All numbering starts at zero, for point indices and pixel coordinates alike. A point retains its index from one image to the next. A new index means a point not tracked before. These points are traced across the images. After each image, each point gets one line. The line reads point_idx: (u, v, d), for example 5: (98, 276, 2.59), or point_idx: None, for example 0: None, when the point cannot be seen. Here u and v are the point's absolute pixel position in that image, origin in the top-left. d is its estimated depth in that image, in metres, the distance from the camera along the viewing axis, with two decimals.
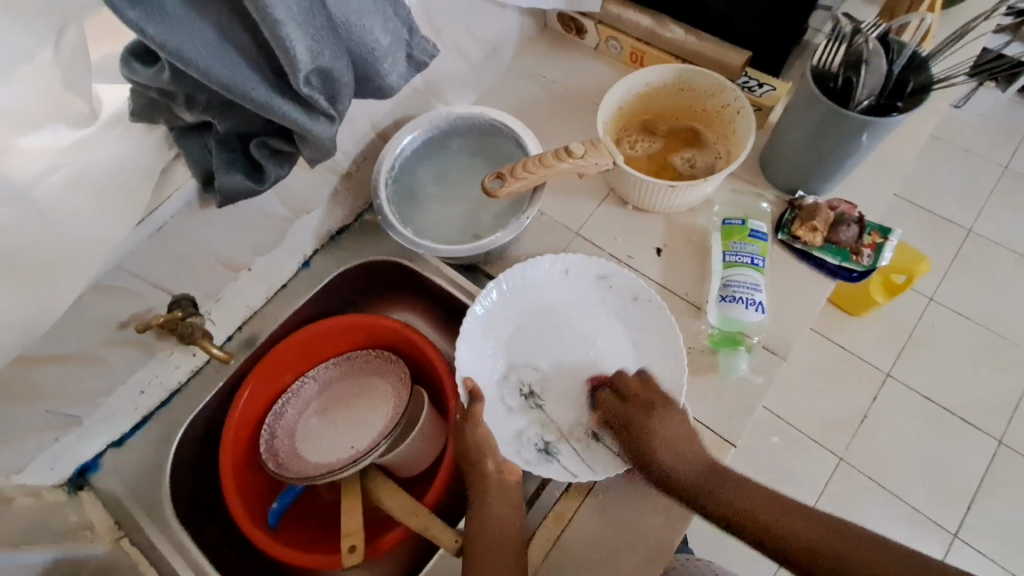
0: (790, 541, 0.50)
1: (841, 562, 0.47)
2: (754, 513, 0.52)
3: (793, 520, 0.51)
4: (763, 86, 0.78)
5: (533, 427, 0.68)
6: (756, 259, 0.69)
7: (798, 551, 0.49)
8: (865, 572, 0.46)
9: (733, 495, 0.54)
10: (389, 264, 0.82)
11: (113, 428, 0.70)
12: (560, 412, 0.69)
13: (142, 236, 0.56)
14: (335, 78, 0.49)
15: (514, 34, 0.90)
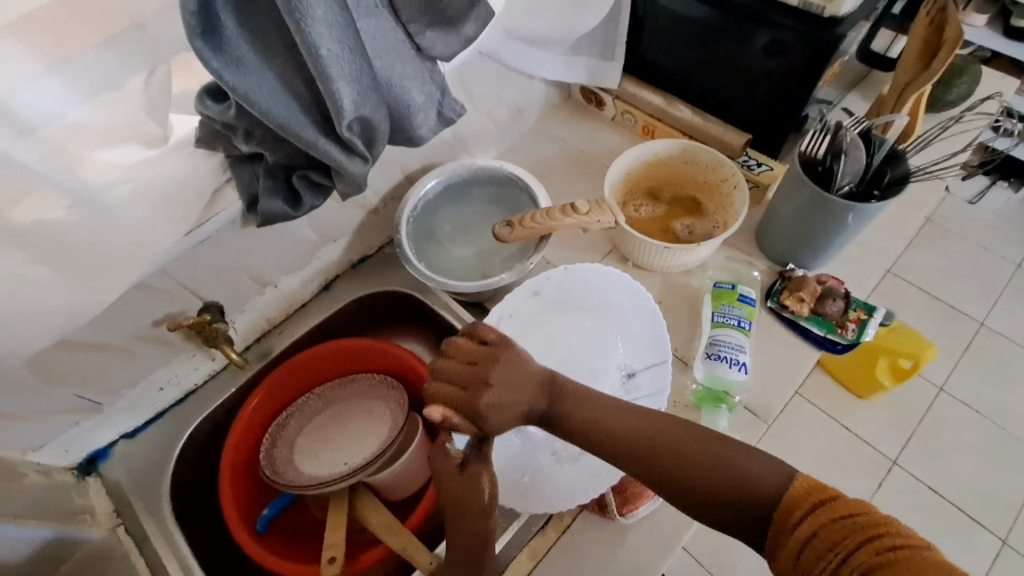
0: (697, 464, 0.48)
1: (739, 482, 0.46)
2: (646, 446, 0.50)
3: (675, 440, 0.50)
4: (761, 166, 0.85)
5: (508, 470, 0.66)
6: (742, 322, 0.74)
7: (697, 494, 0.48)
8: (761, 494, 0.45)
9: (651, 441, 0.50)
10: (402, 295, 0.88)
11: (128, 420, 0.75)
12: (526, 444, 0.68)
13: (187, 245, 0.64)
14: (374, 127, 0.58)
15: (539, 101, 1.00)
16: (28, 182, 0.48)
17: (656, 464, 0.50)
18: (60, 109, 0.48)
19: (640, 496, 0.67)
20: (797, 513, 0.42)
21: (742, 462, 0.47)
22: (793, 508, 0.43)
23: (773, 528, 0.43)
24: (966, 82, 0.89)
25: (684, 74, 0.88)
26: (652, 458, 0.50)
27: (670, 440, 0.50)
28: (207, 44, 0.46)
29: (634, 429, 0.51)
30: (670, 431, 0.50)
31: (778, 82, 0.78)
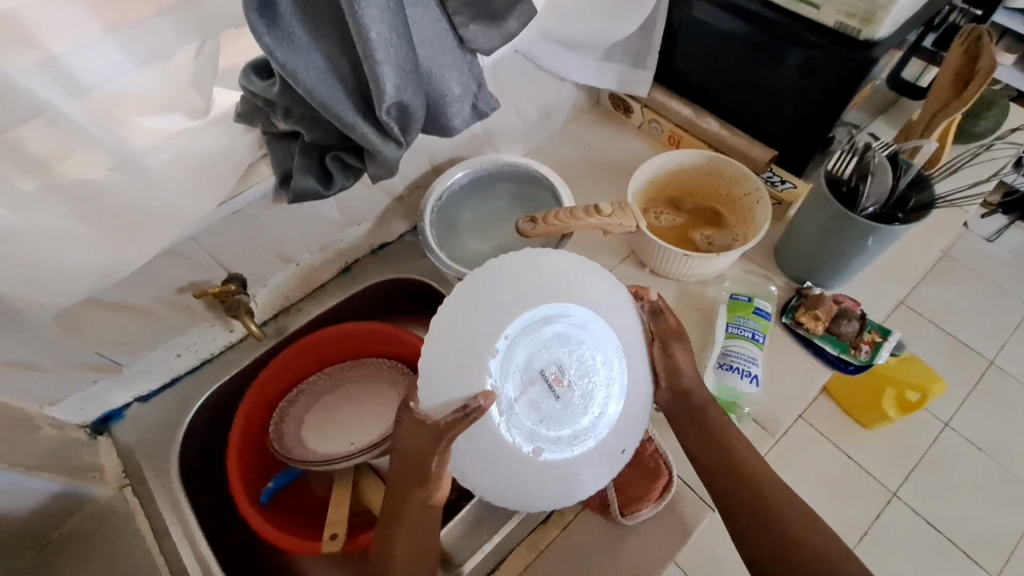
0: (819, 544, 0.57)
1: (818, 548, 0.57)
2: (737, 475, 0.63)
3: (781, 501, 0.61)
4: (785, 183, 0.86)
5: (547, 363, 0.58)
6: (757, 335, 0.74)
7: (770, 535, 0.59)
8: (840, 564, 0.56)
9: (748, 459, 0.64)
10: (418, 283, 0.89)
11: (144, 383, 0.76)
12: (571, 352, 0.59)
13: (220, 215, 0.66)
14: (410, 112, 0.59)
15: (568, 104, 1.01)
16: (79, 139, 0.51)
17: (755, 512, 0.61)
18: (113, 75, 0.50)
19: (642, 498, 0.67)
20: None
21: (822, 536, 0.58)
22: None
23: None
24: (995, 116, 0.89)
25: (715, 87, 0.89)
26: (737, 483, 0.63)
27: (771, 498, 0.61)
28: (261, 19, 0.47)
29: (769, 500, 0.61)
30: (780, 503, 0.61)
31: (808, 101, 0.79)
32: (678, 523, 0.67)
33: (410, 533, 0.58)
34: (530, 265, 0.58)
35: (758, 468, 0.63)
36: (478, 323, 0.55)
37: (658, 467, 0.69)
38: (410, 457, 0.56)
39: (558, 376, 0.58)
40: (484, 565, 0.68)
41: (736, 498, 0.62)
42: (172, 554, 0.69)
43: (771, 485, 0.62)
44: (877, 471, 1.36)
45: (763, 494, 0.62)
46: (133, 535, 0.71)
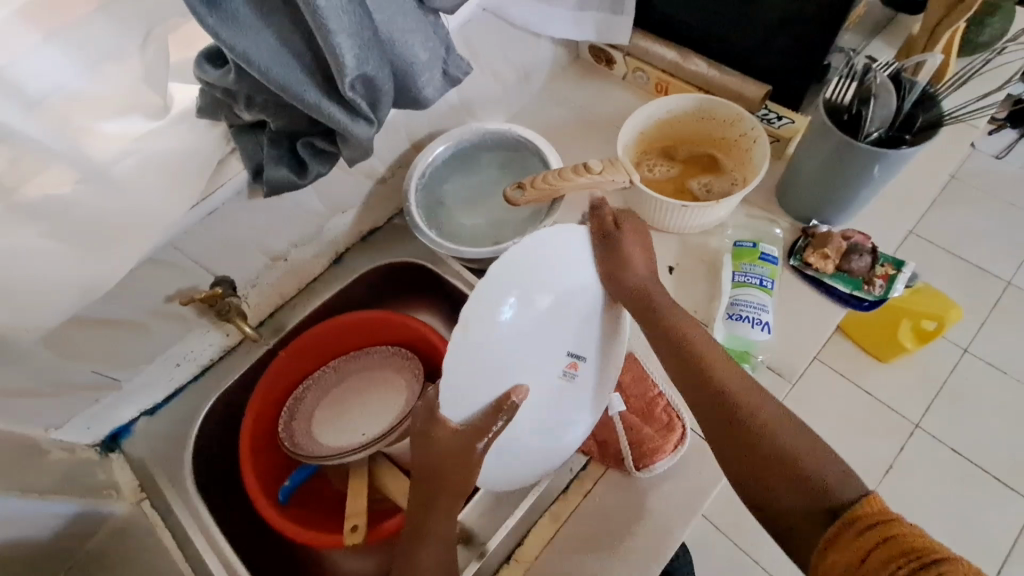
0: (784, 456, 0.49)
1: (792, 479, 0.48)
2: (732, 407, 0.54)
3: (790, 438, 0.50)
4: (782, 119, 0.82)
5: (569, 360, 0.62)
6: (765, 281, 0.71)
7: (750, 459, 0.51)
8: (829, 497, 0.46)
9: (742, 402, 0.53)
10: (412, 265, 0.87)
11: (147, 397, 0.75)
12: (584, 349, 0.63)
13: (194, 218, 0.63)
14: (377, 85, 0.55)
15: (547, 62, 0.96)
16: (41, 154, 0.51)
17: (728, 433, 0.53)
18: (64, 80, 0.51)
19: (659, 450, 0.66)
20: (862, 521, 0.43)
21: (807, 464, 0.49)
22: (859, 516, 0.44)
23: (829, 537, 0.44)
24: (1002, 20, 0.83)
25: (698, 25, 0.84)
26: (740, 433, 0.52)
27: (786, 437, 0.51)
28: (200, 1, 0.45)
29: (747, 420, 0.53)
30: (762, 412, 0.53)
31: (799, 28, 0.74)
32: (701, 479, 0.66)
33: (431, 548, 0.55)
34: (534, 266, 0.55)
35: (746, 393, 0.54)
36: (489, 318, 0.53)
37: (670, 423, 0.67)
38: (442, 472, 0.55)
39: (574, 362, 0.63)
40: (506, 542, 0.66)
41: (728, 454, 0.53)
42: (197, 561, 0.68)
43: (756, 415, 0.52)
44: (898, 406, 1.34)
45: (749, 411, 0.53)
46: (156, 547, 0.70)
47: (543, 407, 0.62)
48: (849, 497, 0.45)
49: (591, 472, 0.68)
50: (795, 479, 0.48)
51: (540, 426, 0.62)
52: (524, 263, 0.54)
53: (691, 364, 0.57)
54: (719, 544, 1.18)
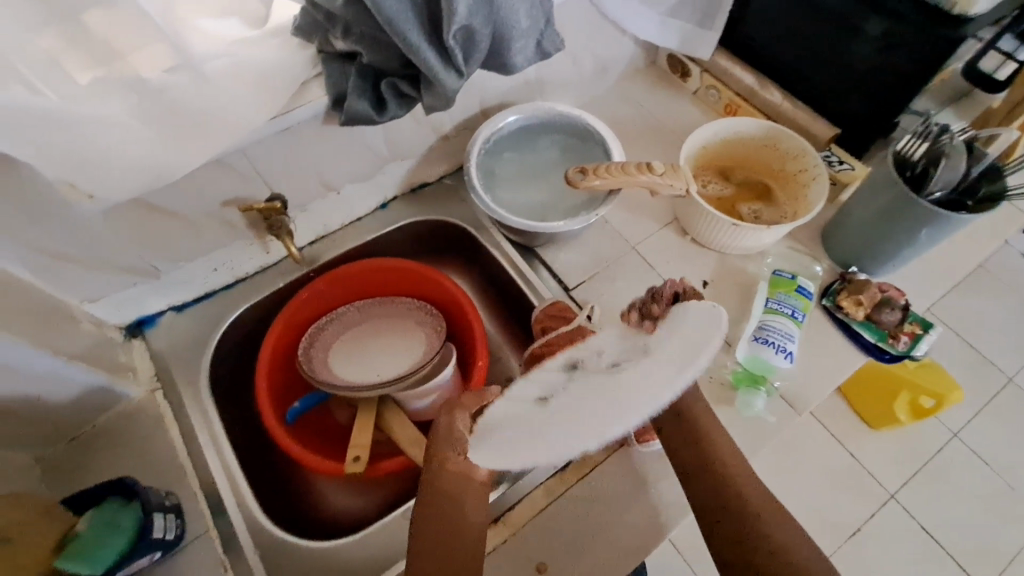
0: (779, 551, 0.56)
1: (794, 571, 0.54)
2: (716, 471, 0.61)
3: (759, 507, 0.59)
4: (843, 164, 0.82)
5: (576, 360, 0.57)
6: (796, 313, 0.72)
7: (735, 536, 0.58)
8: None
9: (720, 491, 0.60)
10: (455, 227, 0.88)
11: (179, 293, 0.77)
12: (587, 347, 0.60)
13: (270, 130, 0.64)
14: (475, 41, 0.58)
15: (624, 61, 0.98)
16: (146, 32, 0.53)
17: (719, 479, 0.61)
18: None
19: None
20: None
21: (802, 552, 0.55)
22: None
23: None
24: None
25: (782, 56, 0.85)
26: (721, 502, 0.60)
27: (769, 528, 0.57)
28: None
29: (741, 507, 0.59)
30: (751, 499, 0.59)
31: (884, 79, 0.75)
32: None
33: (434, 510, 0.54)
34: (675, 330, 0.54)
35: (733, 470, 0.61)
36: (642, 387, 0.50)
37: None
38: (463, 483, 0.55)
39: (579, 358, 0.58)
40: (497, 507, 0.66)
41: (706, 507, 0.61)
42: (196, 459, 0.70)
43: (755, 503, 0.59)
44: (878, 472, 1.37)
45: (737, 488, 0.60)
46: (160, 438, 0.71)
47: (527, 396, 0.55)
48: None
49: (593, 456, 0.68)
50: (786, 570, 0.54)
51: (500, 398, 0.56)
52: (667, 340, 0.53)
53: (693, 439, 0.63)
54: (677, 567, 1.20)
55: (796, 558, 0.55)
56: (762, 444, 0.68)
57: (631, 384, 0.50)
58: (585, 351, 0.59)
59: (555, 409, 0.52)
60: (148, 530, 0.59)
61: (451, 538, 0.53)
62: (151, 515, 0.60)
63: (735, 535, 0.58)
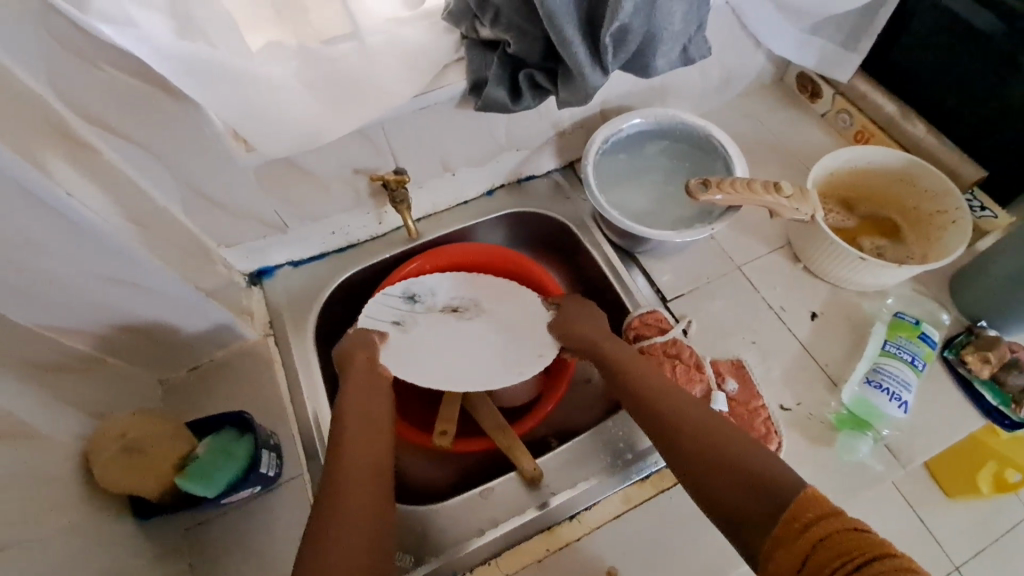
0: (706, 457, 0.50)
1: (740, 482, 0.47)
2: (671, 411, 0.56)
3: (711, 431, 0.52)
4: (985, 211, 0.77)
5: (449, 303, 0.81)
6: (916, 361, 0.69)
7: (696, 463, 0.51)
8: (773, 490, 0.45)
9: (666, 419, 0.56)
10: (558, 222, 0.89)
11: (298, 250, 0.81)
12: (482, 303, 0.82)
13: (411, 107, 0.67)
14: (628, 41, 0.58)
15: (751, 75, 0.95)
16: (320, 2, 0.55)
17: (684, 430, 0.54)
18: None
19: None
20: (802, 522, 0.41)
21: (753, 457, 0.48)
22: (796, 515, 0.42)
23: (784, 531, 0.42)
24: None
25: (934, 87, 0.80)
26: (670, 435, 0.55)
27: (730, 448, 0.50)
28: None
29: (693, 435, 0.53)
30: (738, 442, 0.50)
31: None
32: None
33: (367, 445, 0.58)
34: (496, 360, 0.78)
35: (701, 419, 0.54)
36: (472, 352, 0.79)
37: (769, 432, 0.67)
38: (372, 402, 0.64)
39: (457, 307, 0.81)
40: (572, 503, 0.67)
41: (675, 454, 0.53)
42: (296, 406, 0.74)
43: (707, 430, 0.53)
44: None
45: (674, 416, 0.56)
46: (267, 381, 0.76)
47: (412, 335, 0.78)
48: (782, 493, 0.44)
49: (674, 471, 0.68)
50: (735, 483, 0.47)
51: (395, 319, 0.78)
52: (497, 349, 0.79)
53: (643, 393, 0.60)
54: None
55: (782, 484, 0.45)
56: (856, 491, 0.65)
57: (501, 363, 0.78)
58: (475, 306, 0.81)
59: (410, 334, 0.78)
60: (256, 465, 0.64)
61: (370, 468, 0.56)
62: (260, 451, 0.64)
63: (697, 460, 0.51)
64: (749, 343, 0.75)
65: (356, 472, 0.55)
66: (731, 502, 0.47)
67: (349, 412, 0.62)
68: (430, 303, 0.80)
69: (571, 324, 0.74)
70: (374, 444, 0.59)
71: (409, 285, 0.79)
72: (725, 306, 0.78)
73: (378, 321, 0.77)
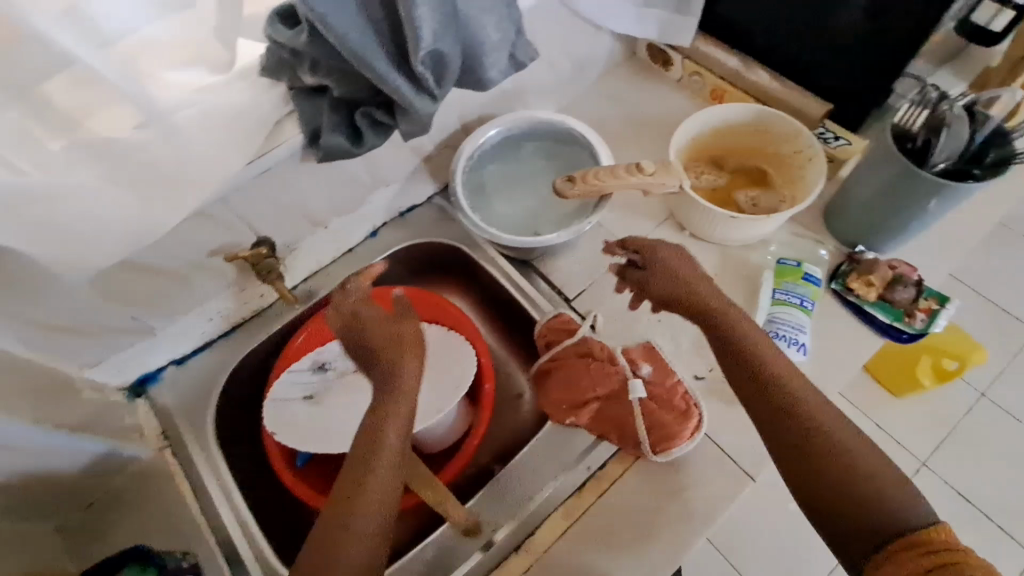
0: (839, 453, 0.50)
1: (855, 485, 0.48)
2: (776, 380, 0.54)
3: (826, 418, 0.52)
4: (839, 140, 0.79)
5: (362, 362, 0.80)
6: (805, 302, 0.72)
7: (815, 457, 0.50)
8: (891, 513, 0.46)
9: (768, 400, 0.54)
10: (448, 246, 0.87)
11: (178, 347, 0.76)
12: None
13: (248, 174, 0.63)
14: (446, 63, 0.55)
15: (603, 57, 0.95)
16: (103, 97, 0.49)
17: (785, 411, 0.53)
18: (130, 24, 0.48)
19: (674, 436, 0.66)
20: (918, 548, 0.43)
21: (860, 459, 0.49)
22: (920, 541, 0.44)
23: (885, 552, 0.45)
24: None
25: (764, 35, 0.82)
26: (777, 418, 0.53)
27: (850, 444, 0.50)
28: None
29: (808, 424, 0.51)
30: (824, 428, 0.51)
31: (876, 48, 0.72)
32: (720, 498, 0.65)
33: (376, 492, 0.49)
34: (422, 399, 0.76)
35: (817, 404, 0.52)
36: None
37: (688, 408, 0.68)
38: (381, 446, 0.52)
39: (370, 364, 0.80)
40: (516, 534, 0.66)
41: (774, 434, 0.53)
42: (210, 513, 0.70)
43: (826, 420, 0.51)
44: (906, 440, 1.34)
45: (795, 400, 0.53)
46: (173, 495, 0.71)
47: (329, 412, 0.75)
48: (912, 520, 0.45)
49: (609, 472, 0.68)
50: (856, 491, 0.48)
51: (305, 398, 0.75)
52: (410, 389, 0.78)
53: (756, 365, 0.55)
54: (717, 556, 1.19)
55: (891, 497, 0.47)
56: None
57: (424, 409, 0.73)
58: None
59: (324, 404, 0.75)
60: None
61: (380, 522, 0.49)
62: None
63: (817, 451, 0.50)
64: (655, 323, 0.75)
65: (371, 527, 0.48)
66: (849, 506, 0.48)
67: (382, 479, 0.50)
68: (343, 368, 0.79)
69: (663, 278, 0.62)
70: (382, 478, 0.50)
71: (317, 356, 0.77)
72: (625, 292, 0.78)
73: (287, 400, 0.74)
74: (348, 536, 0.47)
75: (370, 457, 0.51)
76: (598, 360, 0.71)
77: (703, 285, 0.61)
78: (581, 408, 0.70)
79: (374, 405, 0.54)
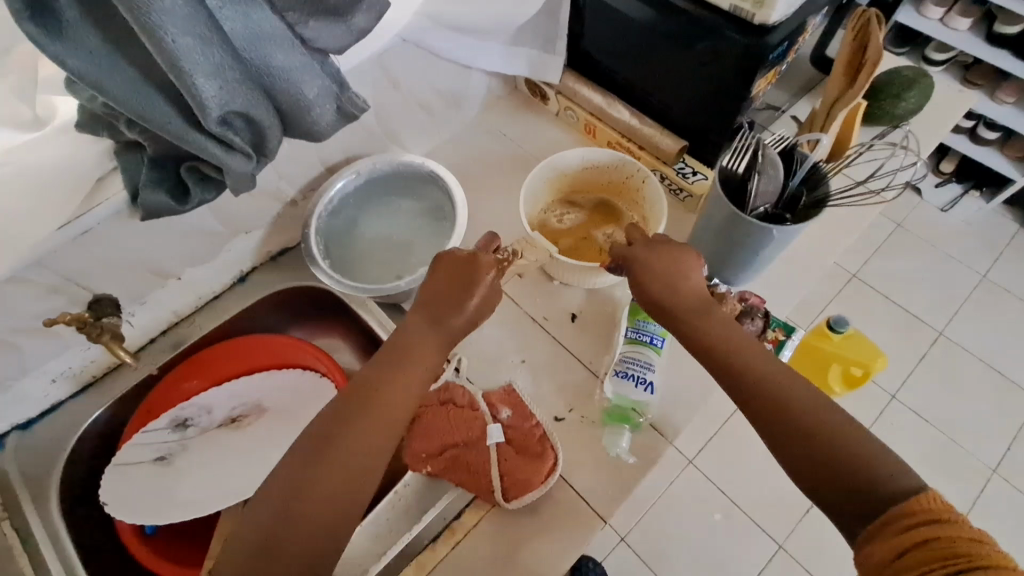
0: (815, 421, 0.48)
1: (833, 453, 0.46)
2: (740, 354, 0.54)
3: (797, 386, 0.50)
4: (697, 174, 0.83)
5: (224, 416, 0.79)
6: (656, 339, 0.71)
7: (790, 427, 0.48)
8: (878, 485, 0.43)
9: (746, 375, 0.52)
10: (319, 290, 0.85)
11: (20, 412, 0.72)
12: (261, 404, 0.80)
13: (62, 238, 0.59)
14: (252, 120, 0.53)
15: (480, 92, 0.95)
16: None
17: (763, 409, 0.50)
18: None
19: (526, 484, 0.65)
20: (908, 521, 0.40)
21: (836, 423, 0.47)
22: (907, 512, 0.41)
23: (875, 527, 0.42)
24: (917, 96, 0.84)
25: (623, 73, 0.84)
26: (757, 400, 0.51)
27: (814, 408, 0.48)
28: (34, 22, 0.41)
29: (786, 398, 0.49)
30: (814, 416, 0.48)
31: (714, 90, 0.74)
32: (578, 540, 0.64)
33: (338, 463, 0.47)
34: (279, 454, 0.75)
35: (781, 387, 0.50)
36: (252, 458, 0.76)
37: (545, 450, 0.67)
38: (402, 403, 0.51)
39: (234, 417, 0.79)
40: None
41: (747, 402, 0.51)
42: None
43: (802, 389, 0.50)
44: None
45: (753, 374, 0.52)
46: None
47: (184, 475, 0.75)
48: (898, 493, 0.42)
49: (462, 523, 0.66)
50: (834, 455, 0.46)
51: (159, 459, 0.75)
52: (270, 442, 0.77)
53: (715, 346, 0.55)
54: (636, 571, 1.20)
55: (876, 461, 0.45)
56: (632, 481, 0.67)
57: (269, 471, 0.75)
58: (251, 412, 0.80)
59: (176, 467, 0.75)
60: None
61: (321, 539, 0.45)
62: None
63: (787, 423, 0.48)
64: (518, 365, 0.76)
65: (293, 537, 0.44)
66: (834, 496, 0.45)
67: (350, 465, 0.47)
68: (205, 424, 0.78)
69: (648, 258, 0.62)
70: (351, 492, 0.47)
71: (177, 413, 0.76)
72: (490, 332, 0.78)
73: (135, 464, 0.73)
74: (308, 498, 0.45)
75: (328, 436, 0.48)
76: (457, 405, 0.71)
77: (691, 272, 0.60)
78: (437, 456, 0.69)
79: (387, 398, 0.50)
